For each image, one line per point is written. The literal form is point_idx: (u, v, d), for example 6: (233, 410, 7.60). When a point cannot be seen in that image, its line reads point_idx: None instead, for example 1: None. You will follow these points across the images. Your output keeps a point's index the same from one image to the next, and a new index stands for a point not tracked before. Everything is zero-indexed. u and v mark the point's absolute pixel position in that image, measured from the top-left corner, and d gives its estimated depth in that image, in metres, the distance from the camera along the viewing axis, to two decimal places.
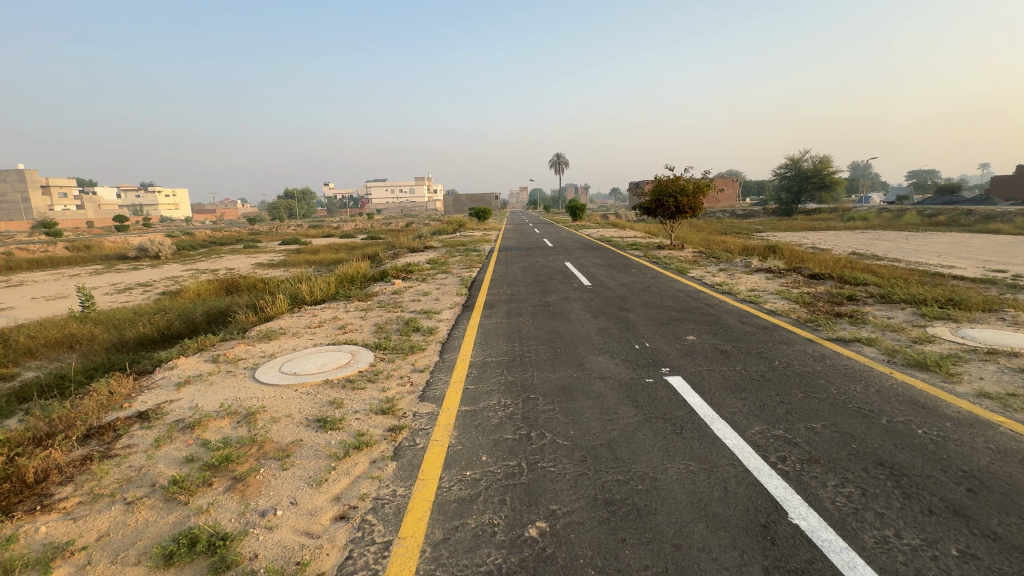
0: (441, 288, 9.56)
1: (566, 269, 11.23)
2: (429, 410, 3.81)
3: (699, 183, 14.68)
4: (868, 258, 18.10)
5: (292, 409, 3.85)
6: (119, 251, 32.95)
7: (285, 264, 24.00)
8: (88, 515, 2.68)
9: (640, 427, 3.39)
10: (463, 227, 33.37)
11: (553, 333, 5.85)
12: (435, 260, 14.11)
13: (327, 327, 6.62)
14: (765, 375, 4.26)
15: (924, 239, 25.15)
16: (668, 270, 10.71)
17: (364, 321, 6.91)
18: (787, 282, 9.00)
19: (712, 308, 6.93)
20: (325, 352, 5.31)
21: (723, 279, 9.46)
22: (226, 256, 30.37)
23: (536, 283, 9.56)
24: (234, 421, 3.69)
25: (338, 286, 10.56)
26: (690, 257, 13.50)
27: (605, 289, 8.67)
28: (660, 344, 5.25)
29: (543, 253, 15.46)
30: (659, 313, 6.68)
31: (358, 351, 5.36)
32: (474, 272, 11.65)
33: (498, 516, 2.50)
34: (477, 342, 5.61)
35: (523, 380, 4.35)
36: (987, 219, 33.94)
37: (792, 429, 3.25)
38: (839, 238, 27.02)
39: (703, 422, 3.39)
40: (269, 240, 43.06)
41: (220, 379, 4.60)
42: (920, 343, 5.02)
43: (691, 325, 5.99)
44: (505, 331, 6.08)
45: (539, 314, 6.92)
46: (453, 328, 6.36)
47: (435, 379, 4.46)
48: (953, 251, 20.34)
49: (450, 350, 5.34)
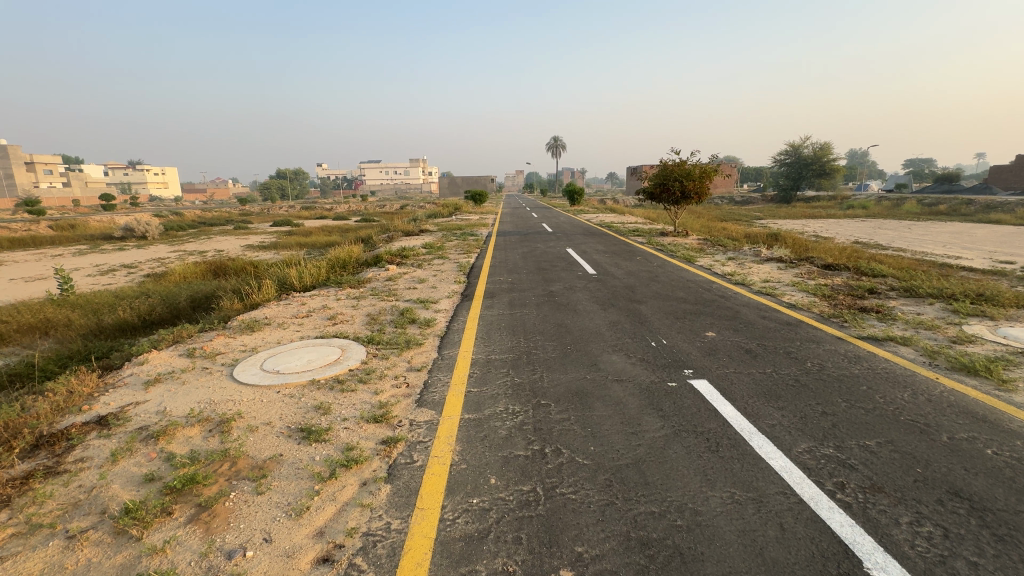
0: (438, 275, 9.08)
1: (568, 256, 10.75)
2: (428, 418, 3.37)
3: (706, 167, 14.16)
4: (874, 248, 17.71)
5: (272, 417, 3.40)
6: (105, 231, 32.12)
7: (275, 246, 23.31)
8: (20, 554, 2.22)
9: (670, 443, 2.97)
10: (458, 211, 32.61)
11: (561, 327, 5.40)
12: (431, 244, 13.58)
13: (316, 317, 6.13)
14: (799, 380, 3.85)
15: (927, 228, 24.88)
16: (675, 259, 10.27)
17: (355, 311, 6.42)
18: (801, 272, 8.60)
19: (728, 300, 6.50)
20: (313, 347, 4.84)
21: (733, 268, 9.04)
22: (215, 237, 29.57)
23: (538, 271, 9.10)
24: (206, 430, 3.24)
25: (329, 271, 10.04)
26: (696, 244, 13.05)
27: (611, 278, 8.22)
28: (678, 342, 4.81)
29: (543, 238, 14.96)
30: (673, 306, 6.24)
31: (349, 346, 4.90)
32: (472, 258, 11.15)
33: (514, 560, 2.08)
34: (479, 337, 5.16)
35: (532, 383, 3.91)
36: (987, 209, 33.71)
37: (843, 448, 2.85)
38: (842, 227, 26.59)
39: (742, 438, 2.97)
40: (261, 222, 42.35)
41: (194, 379, 4.13)
42: (960, 344, 4.62)
43: (709, 320, 5.56)
44: (508, 324, 5.64)
45: (543, 305, 6.47)
46: (452, 320, 5.90)
47: (434, 381, 4.02)
48: (957, 241, 20.05)
49: (449, 346, 4.90)
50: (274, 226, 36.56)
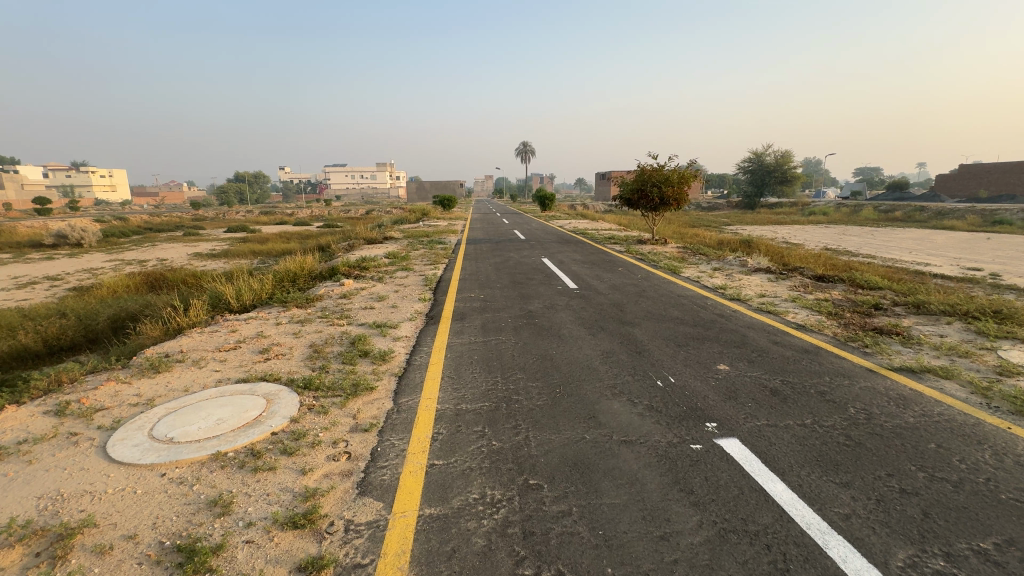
0: (401, 290, 8.02)
1: (545, 267, 9.90)
2: (372, 519, 2.38)
3: (685, 173, 13.65)
4: (845, 254, 17.71)
5: (143, 527, 2.33)
6: (35, 237, 29.28)
7: (226, 254, 21.57)
8: None
9: (718, 556, 2.07)
10: (425, 217, 31.33)
11: (545, 360, 4.48)
12: (394, 254, 12.48)
13: (244, 350, 4.99)
14: (852, 437, 3.05)
15: (891, 234, 25.41)
16: (658, 270, 9.58)
17: (297, 341, 5.31)
18: (796, 285, 8.02)
19: (730, 321, 5.76)
20: (229, 398, 3.71)
21: (724, 282, 8.38)
22: (160, 245, 27.35)
23: (513, 285, 8.20)
24: (29, 556, 2.13)
25: (275, 286, 8.80)
26: (676, 253, 12.45)
27: (594, 293, 7.41)
28: (690, 381, 3.97)
29: (516, 246, 14.10)
30: (672, 329, 5.44)
31: (278, 394, 3.81)
32: (440, 269, 10.12)
33: None
34: (445, 377, 4.18)
35: (517, 449, 2.97)
36: (939, 215, 35.13)
37: (959, 559, 2.03)
38: (808, 233, 26.89)
39: (814, 544, 2.12)
40: (214, 227, 40.10)
41: (48, 456, 2.96)
42: (1010, 378, 3.95)
43: (717, 349, 4.76)
44: (480, 357, 4.67)
45: (521, 330, 5.54)
46: (413, 352, 4.89)
47: (385, 452, 3.01)
48: (922, 247, 20.38)
49: (408, 392, 3.89)
50: (228, 231, 34.41)
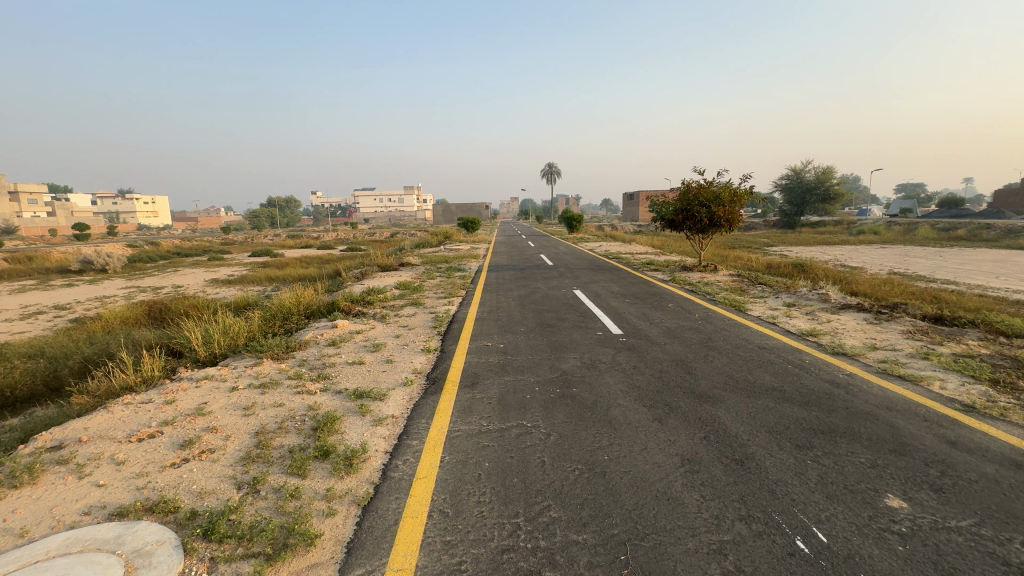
0: (404, 336, 6.53)
1: (578, 303, 8.30)
2: None
3: (737, 190, 11.94)
4: (920, 280, 15.47)
5: None
6: (65, 264, 29.53)
7: (242, 280, 20.81)
8: None
9: None
10: (448, 240, 30.34)
11: (595, 480, 2.84)
12: (405, 283, 11.12)
13: (161, 442, 3.52)
14: None
15: (962, 256, 22.76)
16: (719, 306, 7.87)
17: (242, 423, 3.82)
18: (911, 331, 6.14)
19: (855, 398, 3.99)
20: (69, 563, 2.23)
21: (810, 325, 6.57)
22: (182, 270, 27.05)
23: (542, 328, 6.62)
24: None
25: (261, 325, 7.45)
26: (732, 283, 10.65)
27: (646, 343, 5.73)
28: (858, 544, 2.25)
29: (543, 274, 12.56)
30: (776, 412, 3.71)
31: (153, 555, 2.30)
32: (454, 305, 8.63)
33: None
34: (434, 517, 2.56)
35: None
36: (1011, 233, 31.83)
37: None
38: (865, 254, 24.29)
39: None
40: (240, 251, 40.32)
41: None
42: None
43: (866, 457, 3.02)
44: (493, 466, 3.06)
45: (555, 408, 3.91)
46: (396, 450, 3.32)
47: None
48: (1009, 271, 17.80)
49: (368, 553, 2.30)
50: (253, 255, 34.35)
